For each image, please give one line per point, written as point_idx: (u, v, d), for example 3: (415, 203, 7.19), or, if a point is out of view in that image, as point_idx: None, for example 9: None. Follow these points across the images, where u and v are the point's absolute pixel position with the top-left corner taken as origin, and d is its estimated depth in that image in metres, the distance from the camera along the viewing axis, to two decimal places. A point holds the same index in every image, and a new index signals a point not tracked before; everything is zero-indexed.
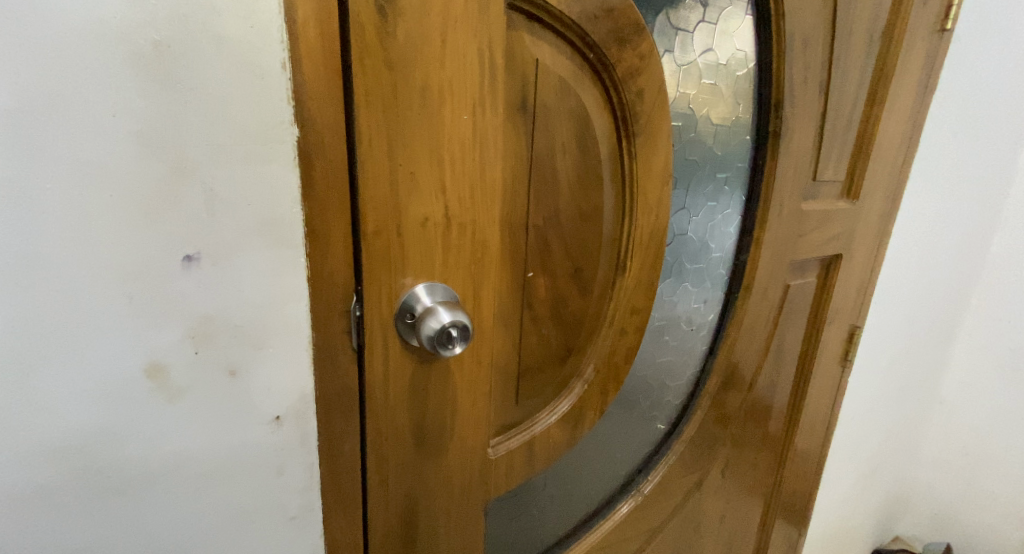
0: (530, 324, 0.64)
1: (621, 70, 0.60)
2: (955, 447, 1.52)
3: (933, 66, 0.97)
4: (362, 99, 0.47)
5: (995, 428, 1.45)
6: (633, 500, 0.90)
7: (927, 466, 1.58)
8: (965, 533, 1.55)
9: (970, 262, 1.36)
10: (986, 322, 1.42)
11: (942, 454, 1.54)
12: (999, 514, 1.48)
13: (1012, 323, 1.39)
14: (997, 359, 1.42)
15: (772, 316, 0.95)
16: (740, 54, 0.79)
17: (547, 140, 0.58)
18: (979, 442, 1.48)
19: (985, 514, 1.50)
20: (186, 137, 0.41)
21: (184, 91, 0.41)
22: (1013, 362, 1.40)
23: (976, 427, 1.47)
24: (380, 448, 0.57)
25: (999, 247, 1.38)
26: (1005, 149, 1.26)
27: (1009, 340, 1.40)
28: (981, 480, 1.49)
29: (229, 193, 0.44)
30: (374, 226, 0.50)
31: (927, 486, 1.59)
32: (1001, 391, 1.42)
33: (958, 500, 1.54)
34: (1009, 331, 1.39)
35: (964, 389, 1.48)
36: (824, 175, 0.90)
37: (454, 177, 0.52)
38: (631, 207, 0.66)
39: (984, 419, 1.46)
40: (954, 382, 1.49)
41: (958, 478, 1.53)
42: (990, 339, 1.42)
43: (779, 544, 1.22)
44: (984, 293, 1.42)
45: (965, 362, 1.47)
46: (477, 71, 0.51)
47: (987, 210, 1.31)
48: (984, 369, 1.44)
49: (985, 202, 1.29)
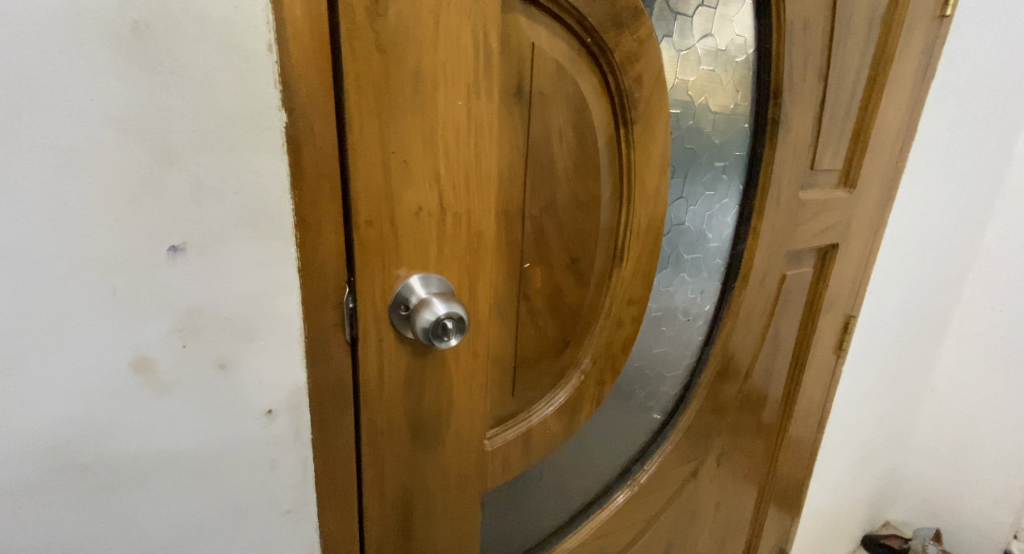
0: (527, 316, 0.63)
1: (619, 56, 0.59)
2: (946, 434, 1.53)
3: (932, 53, 0.96)
4: (352, 85, 0.46)
5: (986, 416, 1.46)
6: (629, 490, 0.89)
7: (917, 453, 1.59)
8: (955, 518, 1.56)
9: (964, 250, 1.36)
10: (979, 311, 1.43)
11: (933, 441, 1.55)
12: (989, 499, 1.49)
13: (1004, 312, 1.39)
14: (989, 346, 1.43)
15: (769, 306, 0.94)
16: (740, 39, 0.78)
17: (545, 126, 0.57)
18: (970, 430, 1.49)
19: (975, 501, 1.52)
20: (170, 124, 0.40)
21: (165, 74, 0.39)
22: (1005, 351, 1.40)
23: (967, 415, 1.48)
24: (375, 440, 0.56)
25: (993, 236, 1.38)
26: (1001, 138, 1.25)
27: (1001, 329, 1.40)
28: (972, 467, 1.50)
29: (216, 181, 0.42)
30: (366, 217, 0.49)
31: (916, 473, 1.60)
32: (994, 378, 1.43)
33: (947, 487, 1.56)
34: (1002, 318, 1.40)
35: (956, 377, 1.49)
36: (822, 164, 0.89)
37: (448, 165, 0.51)
38: (628, 195, 0.65)
39: (975, 405, 1.47)
40: (947, 370, 1.50)
41: (949, 465, 1.54)
42: (982, 328, 1.43)
43: (772, 532, 1.22)
44: (977, 283, 1.42)
45: (957, 351, 1.47)
46: (471, 55, 0.49)
47: (983, 198, 1.31)
48: (977, 357, 1.45)
49: (980, 192, 1.29)
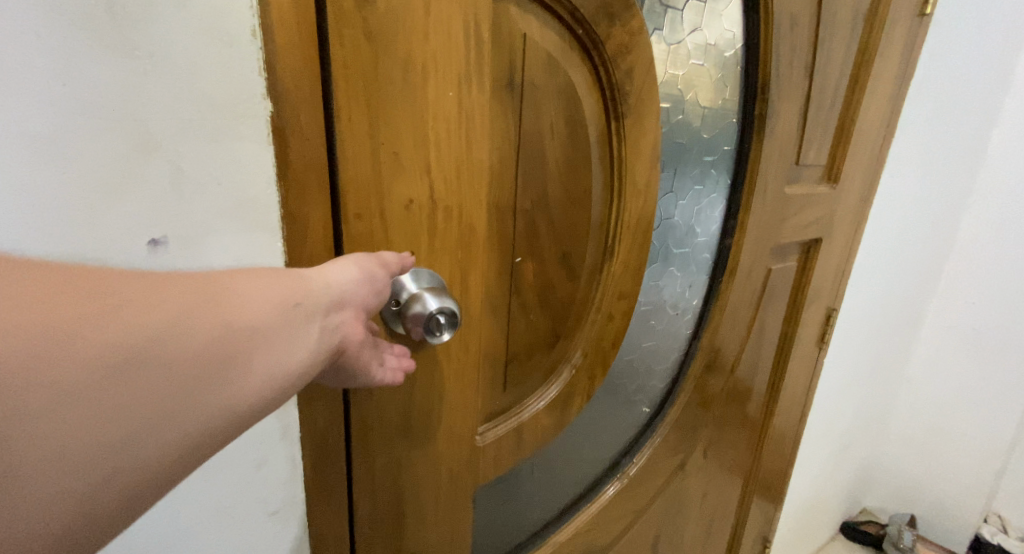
0: (518, 310, 0.62)
1: (611, 48, 0.58)
2: (921, 422, 1.56)
3: (913, 50, 0.97)
4: (341, 73, 0.44)
5: (960, 404, 1.50)
6: (618, 483, 0.88)
7: (894, 441, 1.61)
8: (929, 503, 1.59)
9: (940, 244, 1.39)
10: (953, 303, 1.47)
11: (909, 429, 1.58)
12: (962, 484, 1.53)
13: (976, 304, 1.43)
14: (962, 337, 1.47)
15: (754, 300, 0.94)
16: (729, 34, 0.77)
17: (537, 119, 0.56)
18: (944, 417, 1.53)
19: (949, 487, 1.55)
20: (149, 112, 0.38)
21: (142, 59, 0.38)
22: (977, 341, 1.45)
23: (941, 403, 1.52)
24: (366, 438, 0.55)
25: (967, 229, 1.42)
26: (975, 135, 1.28)
27: (973, 320, 1.45)
28: (944, 453, 1.54)
29: (199, 172, 0.41)
30: (355, 210, 0.48)
31: (893, 461, 1.63)
32: (967, 367, 1.47)
33: (922, 473, 1.59)
34: (975, 312, 1.44)
35: (931, 367, 1.52)
36: (807, 159, 0.90)
37: (440, 158, 0.50)
38: (619, 190, 0.65)
39: (948, 393, 1.51)
40: (922, 361, 1.53)
41: (924, 452, 1.57)
42: (956, 319, 1.47)
43: (756, 522, 1.23)
44: (951, 275, 1.46)
45: (932, 341, 1.51)
46: (463, 45, 0.48)
47: (958, 194, 1.34)
48: (950, 348, 1.49)
49: (955, 187, 1.31)
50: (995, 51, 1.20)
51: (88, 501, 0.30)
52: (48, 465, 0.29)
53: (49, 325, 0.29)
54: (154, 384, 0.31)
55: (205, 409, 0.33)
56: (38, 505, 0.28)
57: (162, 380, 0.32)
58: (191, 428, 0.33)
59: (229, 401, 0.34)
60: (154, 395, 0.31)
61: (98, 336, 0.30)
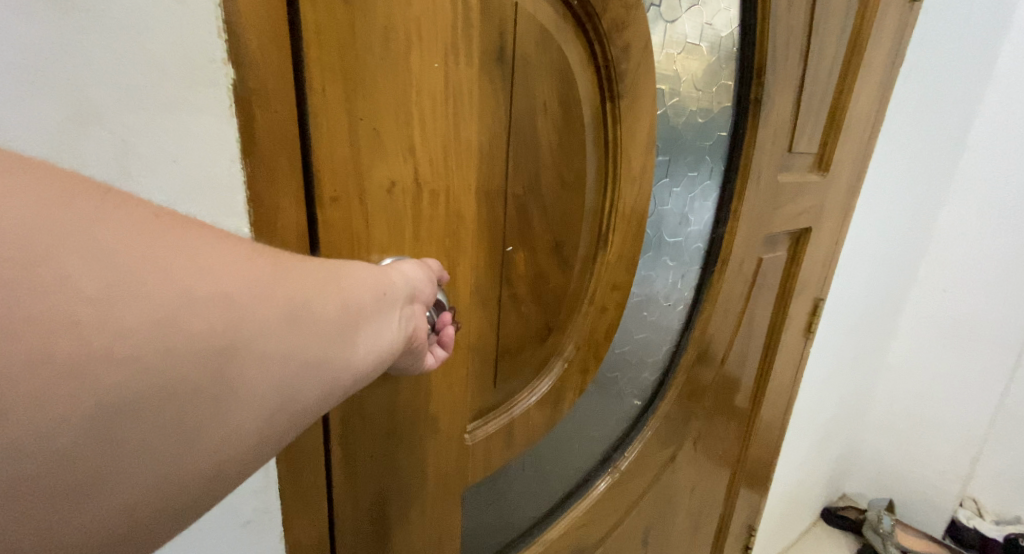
0: (509, 302, 0.58)
1: (605, 22, 0.54)
2: (899, 409, 1.56)
3: (905, 35, 0.94)
4: (314, 42, 0.41)
5: (939, 392, 1.50)
6: (610, 477, 0.86)
7: (873, 428, 1.61)
8: (908, 490, 1.59)
9: (921, 233, 1.38)
10: (932, 293, 1.46)
11: (887, 416, 1.58)
12: (938, 470, 1.54)
13: (954, 292, 1.43)
14: (940, 325, 1.47)
15: (746, 290, 0.91)
16: (725, 13, 0.74)
17: (529, 97, 0.52)
18: (923, 404, 1.53)
19: (926, 472, 1.55)
20: (88, 76, 0.34)
21: (77, 15, 0.33)
22: (955, 329, 1.45)
23: (920, 390, 1.52)
24: (347, 440, 0.51)
25: (947, 217, 1.41)
26: (957, 123, 1.27)
27: (951, 308, 1.45)
28: (922, 440, 1.55)
29: (149, 147, 0.37)
30: (331, 193, 0.44)
31: (872, 449, 1.62)
32: (945, 355, 1.47)
33: (900, 459, 1.59)
34: (956, 298, 1.44)
35: (910, 356, 1.52)
36: (799, 146, 0.87)
37: (425, 137, 0.47)
38: (614, 175, 0.61)
39: (926, 381, 1.51)
40: (902, 349, 1.53)
41: (902, 439, 1.57)
42: (935, 308, 1.47)
43: (741, 512, 1.21)
44: (930, 265, 1.45)
45: (913, 330, 1.51)
46: (449, 13, 0.44)
47: (939, 180, 1.33)
48: (929, 337, 1.49)
49: (936, 175, 1.30)
50: (980, 39, 1.19)
51: (266, 438, 0.32)
52: (251, 399, 0.31)
53: (219, 285, 0.30)
54: (305, 345, 0.34)
55: (315, 383, 0.34)
56: (238, 435, 0.30)
57: (300, 343, 0.33)
58: (310, 399, 0.34)
59: (347, 368, 0.36)
60: (292, 353, 0.33)
61: (244, 295, 0.31)
